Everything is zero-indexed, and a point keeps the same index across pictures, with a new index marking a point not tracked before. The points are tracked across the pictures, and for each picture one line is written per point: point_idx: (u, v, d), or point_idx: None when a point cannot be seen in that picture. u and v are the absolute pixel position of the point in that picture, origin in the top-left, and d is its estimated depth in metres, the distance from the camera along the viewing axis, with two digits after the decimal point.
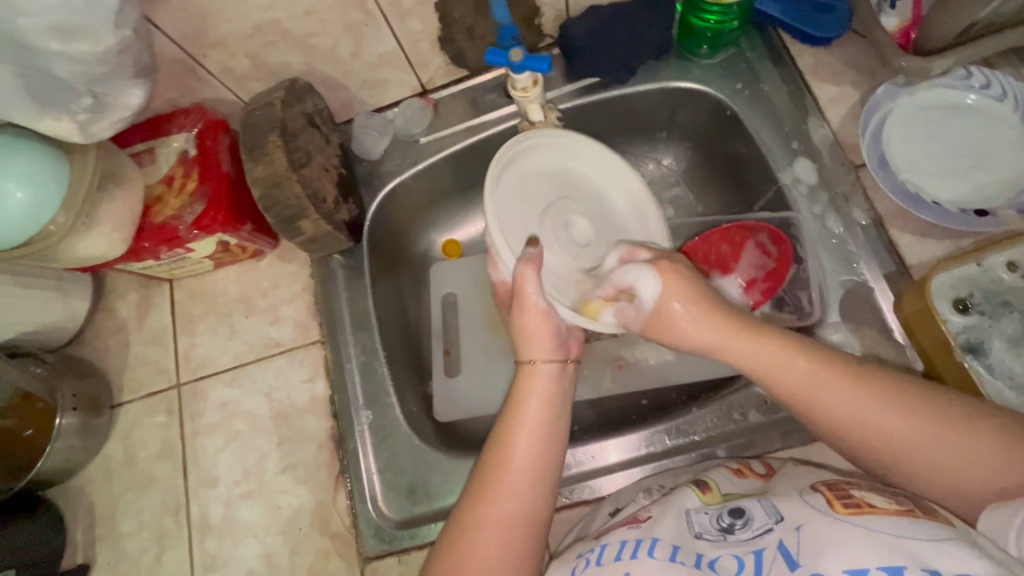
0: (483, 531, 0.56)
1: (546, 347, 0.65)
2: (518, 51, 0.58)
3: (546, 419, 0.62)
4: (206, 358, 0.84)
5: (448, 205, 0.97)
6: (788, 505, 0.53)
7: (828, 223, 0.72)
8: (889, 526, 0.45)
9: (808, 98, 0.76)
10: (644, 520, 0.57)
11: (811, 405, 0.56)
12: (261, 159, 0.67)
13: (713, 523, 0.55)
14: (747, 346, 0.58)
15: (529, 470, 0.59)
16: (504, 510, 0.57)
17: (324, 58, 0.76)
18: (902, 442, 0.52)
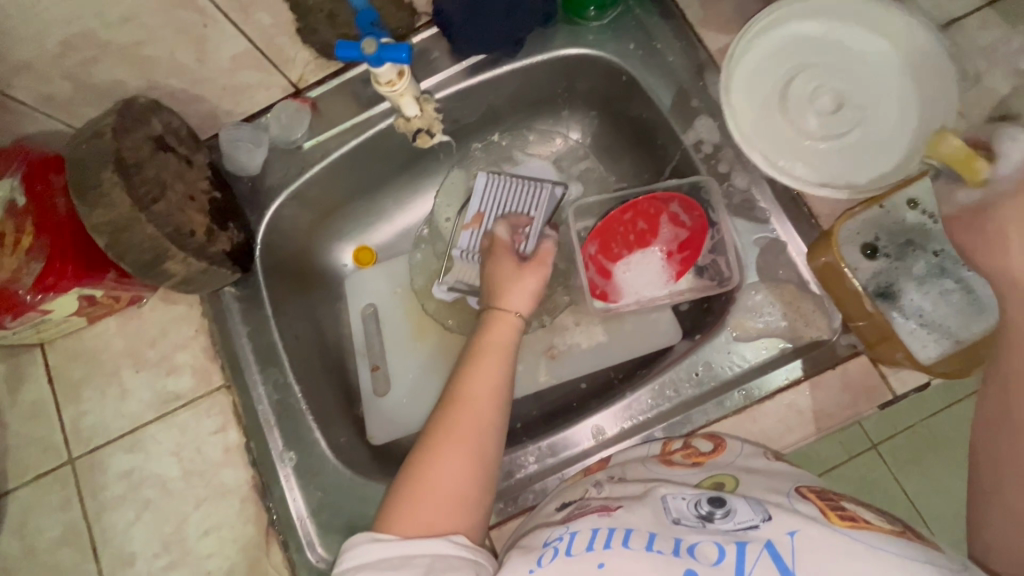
0: (438, 470, 0.54)
1: (518, 302, 0.67)
2: (370, 43, 0.52)
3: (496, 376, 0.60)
4: (98, 424, 0.74)
5: (351, 211, 0.90)
6: (777, 507, 0.48)
7: (735, 182, 0.70)
8: (883, 542, 0.43)
9: (701, 51, 0.73)
10: (615, 508, 0.52)
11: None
12: (100, 201, 0.59)
13: (691, 509, 0.50)
14: None
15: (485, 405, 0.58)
16: (462, 447, 0.55)
17: (164, 70, 0.66)
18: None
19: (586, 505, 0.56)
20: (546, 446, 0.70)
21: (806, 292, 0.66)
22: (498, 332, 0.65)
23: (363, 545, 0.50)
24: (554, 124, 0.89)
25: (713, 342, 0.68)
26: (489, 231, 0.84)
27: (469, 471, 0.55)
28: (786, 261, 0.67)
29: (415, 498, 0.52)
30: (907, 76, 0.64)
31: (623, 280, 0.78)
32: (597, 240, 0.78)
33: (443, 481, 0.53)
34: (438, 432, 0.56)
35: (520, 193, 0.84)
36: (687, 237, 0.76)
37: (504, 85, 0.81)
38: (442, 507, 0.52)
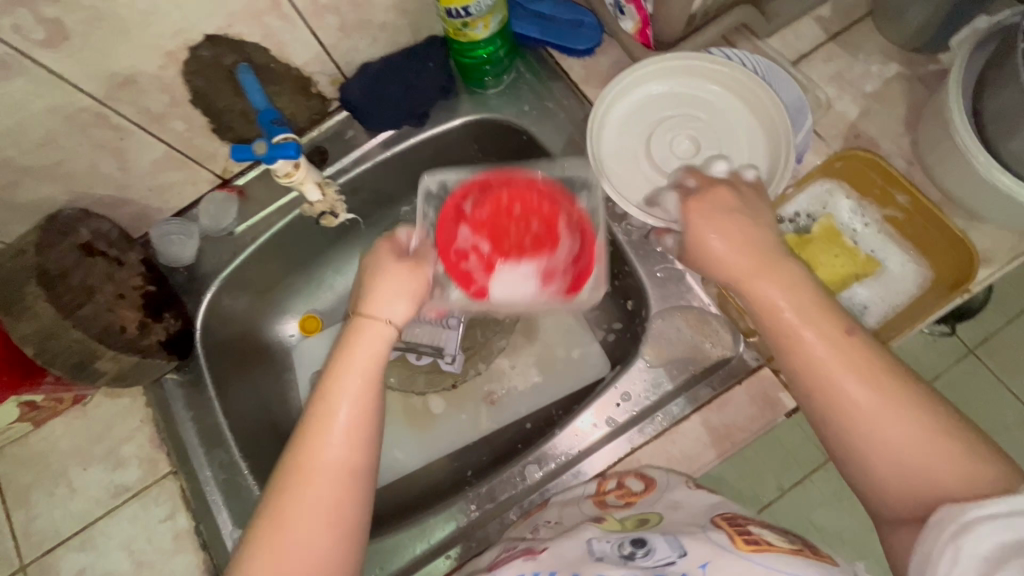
0: (288, 547, 0.48)
1: (387, 308, 0.57)
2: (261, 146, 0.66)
3: (360, 399, 0.53)
4: (48, 527, 0.75)
5: (291, 285, 0.94)
6: (692, 539, 0.50)
7: (632, 221, 0.75)
8: (786, 563, 0.45)
9: (587, 106, 0.80)
10: (540, 551, 0.55)
11: (804, 365, 0.49)
12: (24, 312, 0.63)
13: (615, 551, 0.52)
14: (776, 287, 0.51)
15: (353, 423, 0.52)
16: (325, 490, 0.50)
17: (87, 181, 0.70)
18: (887, 431, 0.46)
19: (515, 547, 0.59)
20: (485, 490, 0.72)
21: (707, 315, 0.71)
22: (356, 348, 0.55)
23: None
24: None
25: (629, 371, 0.72)
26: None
27: (343, 509, 0.50)
28: (687, 288, 0.72)
29: (263, 574, 0.47)
30: (752, 114, 0.71)
31: (497, 285, 0.69)
32: (509, 201, 0.68)
33: (302, 535, 0.49)
34: (291, 476, 0.50)
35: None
36: (575, 250, 0.69)
37: (418, 154, 0.87)
38: (309, 553, 0.49)
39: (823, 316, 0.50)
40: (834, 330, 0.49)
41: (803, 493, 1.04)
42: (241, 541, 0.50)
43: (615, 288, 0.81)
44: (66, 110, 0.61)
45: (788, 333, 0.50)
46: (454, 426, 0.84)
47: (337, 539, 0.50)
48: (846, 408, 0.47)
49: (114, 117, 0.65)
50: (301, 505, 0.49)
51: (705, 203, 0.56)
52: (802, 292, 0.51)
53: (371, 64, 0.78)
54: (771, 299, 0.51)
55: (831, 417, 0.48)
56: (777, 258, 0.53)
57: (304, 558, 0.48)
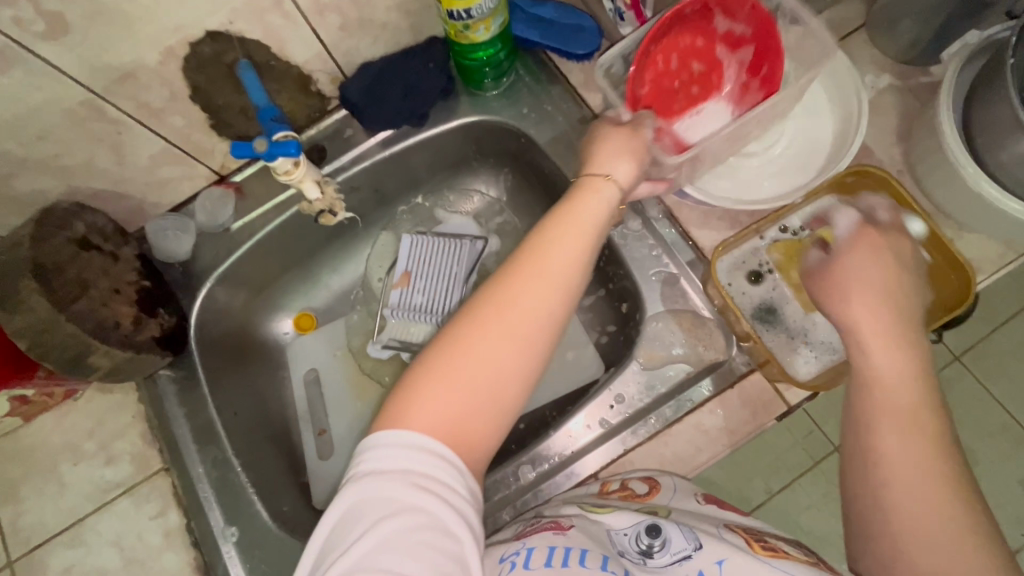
0: (441, 386, 0.45)
1: (614, 172, 0.55)
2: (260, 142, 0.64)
3: (566, 274, 0.48)
4: (38, 523, 0.75)
5: (287, 282, 0.94)
6: (707, 535, 0.53)
7: (629, 224, 0.76)
8: (799, 570, 0.48)
9: (585, 110, 0.80)
10: (568, 527, 0.56)
11: (866, 388, 0.48)
12: (18, 307, 0.62)
13: (633, 544, 0.55)
14: (870, 302, 0.50)
15: (557, 282, 0.48)
16: (503, 344, 0.46)
17: (84, 175, 0.70)
18: (913, 511, 0.43)
19: (540, 522, 0.60)
20: (481, 488, 0.73)
21: (702, 319, 0.71)
22: (588, 200, 0.52)
23: (377, 450, 0.44)
24: (472, 182, 0.96)
25: (624, 373, 0.73)
26: (417, 287, 0.89)
27: (508, 365, 0.46)
28: (681, 294, 0.73)
29: (426, 399, 0.44)
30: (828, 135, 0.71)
31: (689, 128, 0.67)
32: (664, 56, 0.66)
33: (448, 385, 0.45)
34: (468, 320, 0.47)
35: (441, 250, 0.91)
36: (759, 50, 0.66)
37: (416, 154, 0.88)
38: (462, 411, 0.45)
39: (897, 347, 0.48)
40: (922, 417, 0.46)
41: (791, 496, 1.05)
42: (393, 387, 0.46)
43: (610, 291, 0.83)
44: (65, 104, 0.61)
45: (872, 384, 0.47)
46: None
47: (512, 390, 0.46)
48: (887, 484, 0.44)
49: (113, 111, 0.65)
50: (482, 347, 0.46)
51: (869, 247, 0.53)
52: (902, 364, 0.47)
53: (372, 64, 0.79)
54: (853, 307, 0.50)
55: (864, 450, 0.46)
56: (905, 320, 0.49)
57: (464, 390, 0.45)
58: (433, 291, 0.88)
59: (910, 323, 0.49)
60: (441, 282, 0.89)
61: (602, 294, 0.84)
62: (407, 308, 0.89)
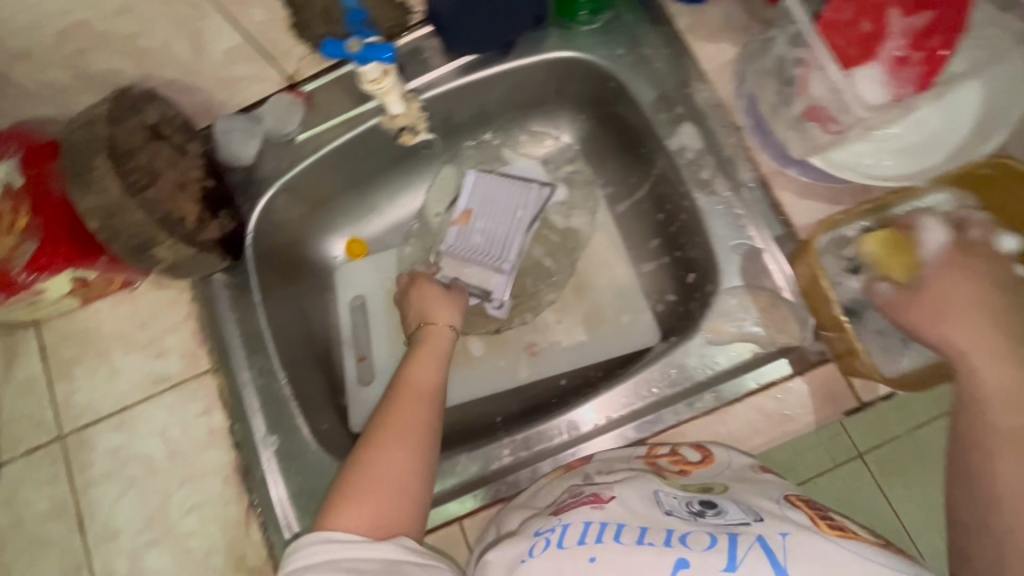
0: (357, 502, 0.56)
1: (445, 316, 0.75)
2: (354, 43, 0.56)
3: (430, 378, 0.67)
4: (89, 403, 0.77)
5: (343, 204, 0.91)
6: (770, 512, 0.50)
7: (717, 190, 0.71)
8: (871, 552, 0.46)
9: (687, 59, 0.74)
10: (608, 500, 0.55)
11: (978, 402, 0.52)
12: (91, 186, 0.61)
13: (682, 506, 0.53)
14: (988, 326, 0.53)
15: (417, 392, 0.65)
16: (408, 433, 0.61)
17: (159, 61, 0.67)
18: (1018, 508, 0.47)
19: (580, 493, 0.58)
20: (520, 439, 0.72)
21: (779, 299, 0.67)
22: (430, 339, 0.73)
23: (315, 544, 0.52)
24: (545, 125, 0.90)
25: (688, 344, 0.70)
26: (477, 230, 0.85)
27: (408, 467, 0.59)
28: (764, 270, 0.68)
29: (368, 486, 0.57)
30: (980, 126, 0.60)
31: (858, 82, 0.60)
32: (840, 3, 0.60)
33: (422, 427, 0.62)
34: (381, 431, 0.61)
35: (506, 194, 0.86)
36: (934, 23, 0.59)
37: (494, 86, 0.83)
38: (388, 496, 0.57)
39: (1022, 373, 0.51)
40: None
41: (817, 490, 1.03)
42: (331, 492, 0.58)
43: (677, 260, 0.80)
44: None
45: (972, 396, 0.52)
46: (491, 371, 0.83)
47: (407, 487, 0.58)
48: (998, 482, 0.49)
49: None
50: (395, 448, 0.60)
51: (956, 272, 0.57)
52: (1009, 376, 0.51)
53: None
54: (972, 331, 0.54)
55: (986, 463, 0.50)
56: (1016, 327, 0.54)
57: (385, 509, 0.56)
58: (493, 234, 0.84)
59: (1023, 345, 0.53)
60: (503, 227, 0.85)
61: (668, 260, 0.81)
62: (464, 247, 0.84)
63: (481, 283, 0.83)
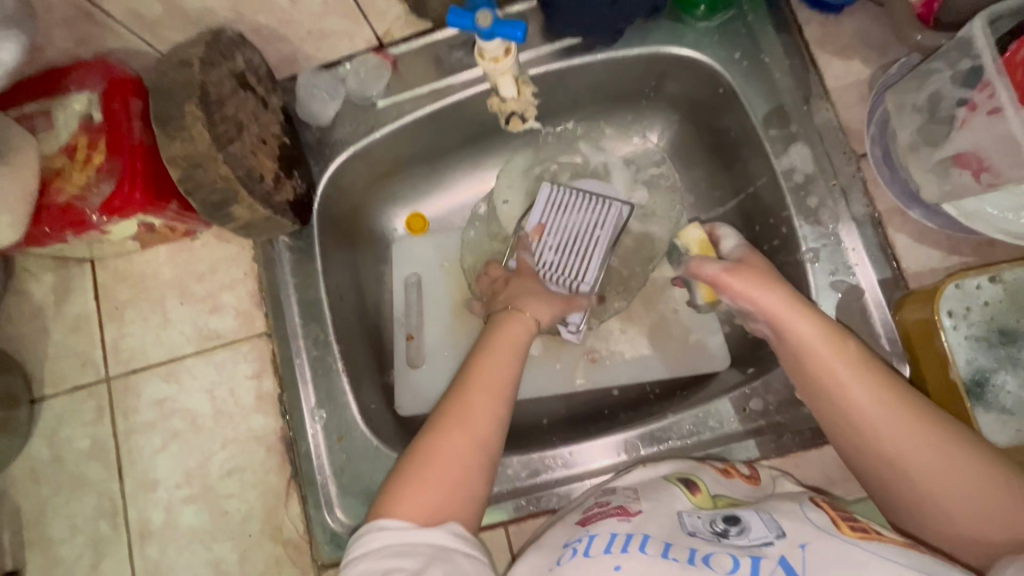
0: (420, 484, 0.52)
1: (534, 308, 0.68)
2: (485, 17, 0.55)
3: (505, 358, 0.61)
4: (138, 349, 0.75)
5: (409, 176, 0.85)
6: (790, 522, 0.48)
7: (822, 221, 0.66)
8: (895, 554, 0.44)
9: (813, 73, 0.68)
10: (635, 513, 0.53)
11: (837, 402, 0.54)
12: (179, 133, 0.58)
13: (706, 526, 0.50)
14: (800, 326, 0.57)
15: (503, 358, 0.61)
16: (487, 398, 0.57)
17: (254, 5, 0.62)
18: (932, 469, 0.49)
19: (606, 504, 0.57)
20: (573, 453, 0.67)
21: (876, 347, 0.63)
22: (512, 313, 0.67)
23: (371, 536, 0.49)
24: (634, 122, 0.84)
25: (769, 380, 0.66)
26: (553, 243, 0.78)
27: (472, 445, 0.54)
28: (862, 313, 0.64)
29: (427, 466, 0.53)
30: None
31: None
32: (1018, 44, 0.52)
33: (485, 408, 0.56)
34: (442, 415, 0.56)
35: (581, 212, 0.80)
36: None
37: (592, 73, 0.77)
38: (444, 488, 0.52)
39: (865, 364, 0.54)
40: (874, 376, 0.53)
41: None
42: (414, 444, 0.55)
43: None
44: None
45: (832, 381, 0.54)
46: (545, 372, 0.80)
47: (472, 468, 0.54)
48: (901, 454, 0.50)
49: None
50: (461, 428, 0.55)
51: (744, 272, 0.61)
52: (842, 348, 0.55)
53: None
54: (801, 333, 0.57)
55: (874, 450, 0.52)
56: (790, 309, 0.58)
57: (452, 472, 0.53)
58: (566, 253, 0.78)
59: (832, 327, 0.56)
60: (581, 244, 0.79)
61: None
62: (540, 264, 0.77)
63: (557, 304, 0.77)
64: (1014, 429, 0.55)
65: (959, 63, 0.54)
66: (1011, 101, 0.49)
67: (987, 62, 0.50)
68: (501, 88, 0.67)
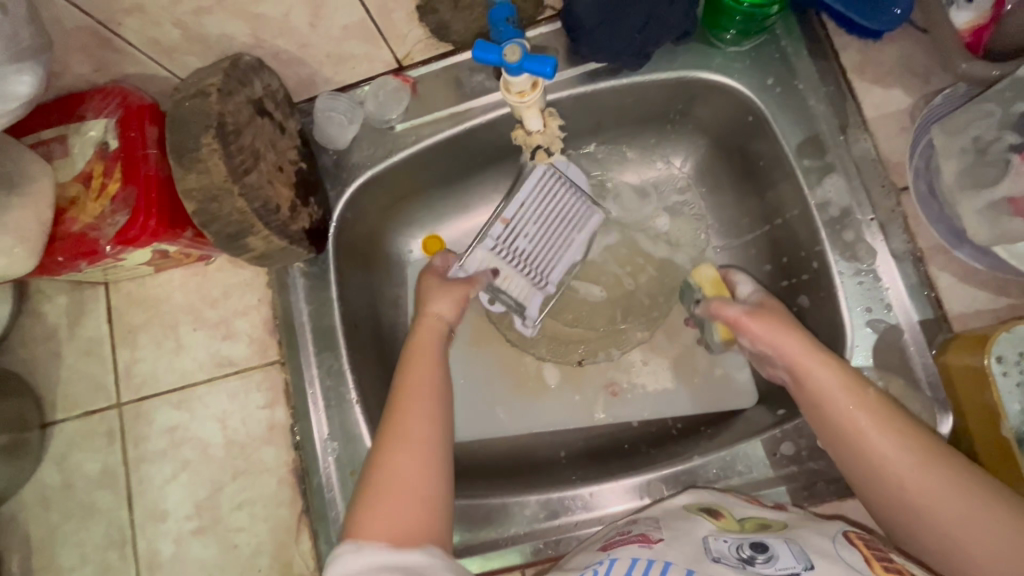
0: (404, 452, 0.54)
1: (444, 306, 0.68)
2: (514, 49, 0.53)
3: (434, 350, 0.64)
4: (149, 374, 0.74)
5: (427, 199, 0.83)
6: (823, 557, 0.47)
7: (860, 256, 0.63)
8: None
9: (849, 101, 0.65)
10: (656, 540, 0.52)
11: (856, 448, 0.52)
12: (195, 165, 0.56)
13: (732, 551, 0.49)
14: (812, 367, 0.56)
15: (430, 399, 0.58)
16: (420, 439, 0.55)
17: (274, 30, 0.61)
18: (971, 531, 0.46)
19: (629, 532, 0.56)
20: (592, 494, 0.65)
21: (916, 391, 0.60)
22: (426, 333, 0.66)
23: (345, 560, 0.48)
24: (657, 145, 0.82)
25: (802, 423, 0.62)
26: (523, 232, 0.73)
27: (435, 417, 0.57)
28: (902, 355, 0.60)
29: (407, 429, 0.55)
30: None
31: None
32: None
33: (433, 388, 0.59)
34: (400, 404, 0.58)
35: (565, 207, 0.76)
36: None
37: (617, 97, 0.74)
38: (419, 458, 0.54)
39: (884, 409, 0.52)
40: (896, 427, 0.51)
41: None
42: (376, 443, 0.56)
43: None
44: None
45: (850, 426, 0.53)
46: (564, 404, 0.77)
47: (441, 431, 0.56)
48: (935, 515, 0.48)
49: None
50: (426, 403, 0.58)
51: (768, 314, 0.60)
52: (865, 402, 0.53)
53: None
54: (812, 372, 0.56)
55: (896, 499, 0.50)
56: (809, 354, 0.57)
57: (421, 456, 0.54)
58: (543, 244, 0.75)
59: (848, 369, 0.56)
60: (553, 242, 0.76)
61: None
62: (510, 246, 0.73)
63: (517, 294, 0.74)
64: None
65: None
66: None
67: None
68: (527, 120, 0.65)
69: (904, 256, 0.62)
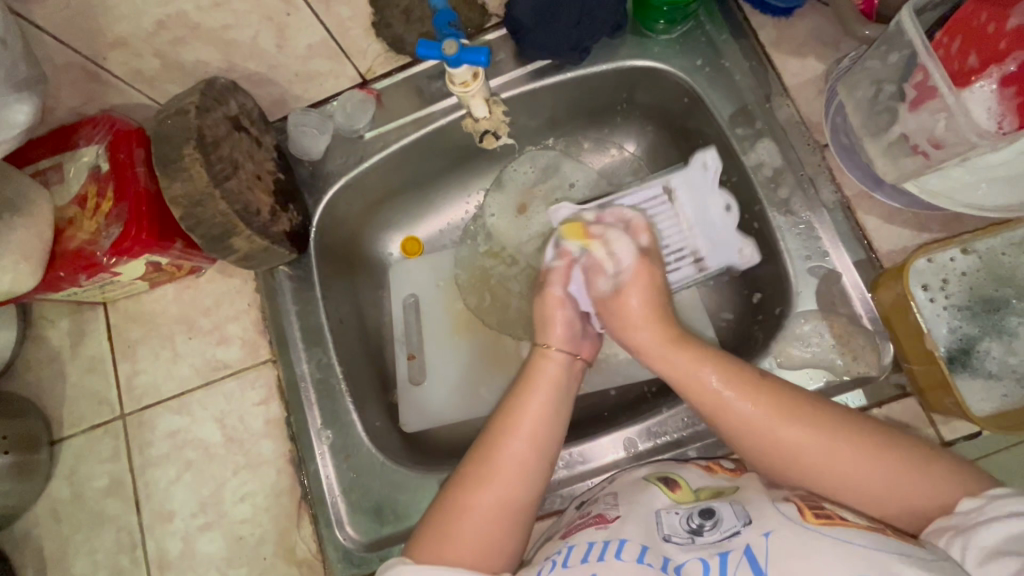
0: (487, 493, 0.56)
1: (560, 338, 0.67)
2: (451, 45, 0.60)
3: (557, 396, 0.63)
4: (150, 385, 0.78)
5: (401, 202, 0.89)
6: (758, 510, 0.51)
7: (794, 210, 0.68)
8: (858, 538, 0.45)
9: (771, 73, 0.71)
10: (613, 519, 0.55)
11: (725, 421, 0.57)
12: (180, 172, 0.63)
13: (682, 524, 0.52)
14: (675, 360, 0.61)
15: (534, 443, 0.58)
16: (506, 479, 0.57)
17: (244, 53, 0.67)
18: (853, 475, 0.51)
19: (586, 515, 0.58)
20: (575, 453, 0.69)
21: (857, 327, 0.64)
22: (548, 372, 0.64)
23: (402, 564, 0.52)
24: (610, 133, 0.88)
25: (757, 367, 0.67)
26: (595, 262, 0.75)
27: (524, 479, 0.57)
28: (842, 296, 0.65)
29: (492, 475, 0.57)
30: None
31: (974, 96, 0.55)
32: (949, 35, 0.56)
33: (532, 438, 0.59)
34: (494, 440, 0.59)
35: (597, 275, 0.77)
36: None
37: (566, 91, 0.80)
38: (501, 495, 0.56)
39: (739, 374, 0.58)
40: (749, 385, 0.56)
41: None
42: (458, 472, 0.58)
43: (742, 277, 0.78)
44: None
45: (713, 404, 0.57)
46: None
47: (533, 482, 0.58)
48: (817, 464, 0.52)
49: None
50: (521, 453, 0.58)
51: (646, 275, 0.67)
52: (743, 389, 0.56)
53: None
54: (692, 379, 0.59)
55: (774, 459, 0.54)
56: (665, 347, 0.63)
57: (491, 511, 0.55)
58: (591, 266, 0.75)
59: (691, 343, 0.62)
60: None
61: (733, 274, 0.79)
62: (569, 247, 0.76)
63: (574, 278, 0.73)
64: (1000, 395, 0.58)
65: (890, 56, 0.59)
66: (944, 81, 0.54)
67: (918, 46, 0.55)
68: (474, 111, 0.72)
69: (835, 207, 0.67)
